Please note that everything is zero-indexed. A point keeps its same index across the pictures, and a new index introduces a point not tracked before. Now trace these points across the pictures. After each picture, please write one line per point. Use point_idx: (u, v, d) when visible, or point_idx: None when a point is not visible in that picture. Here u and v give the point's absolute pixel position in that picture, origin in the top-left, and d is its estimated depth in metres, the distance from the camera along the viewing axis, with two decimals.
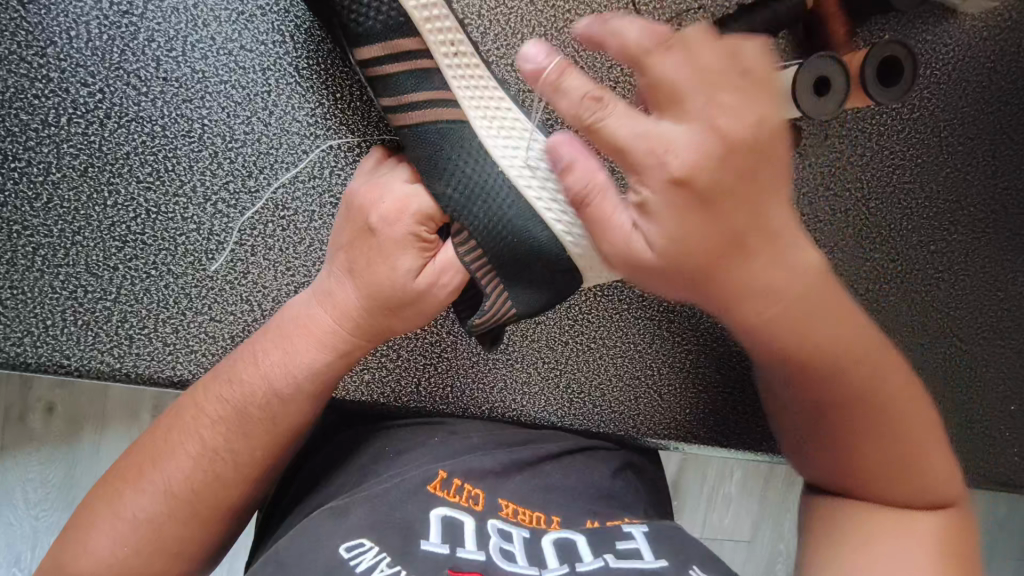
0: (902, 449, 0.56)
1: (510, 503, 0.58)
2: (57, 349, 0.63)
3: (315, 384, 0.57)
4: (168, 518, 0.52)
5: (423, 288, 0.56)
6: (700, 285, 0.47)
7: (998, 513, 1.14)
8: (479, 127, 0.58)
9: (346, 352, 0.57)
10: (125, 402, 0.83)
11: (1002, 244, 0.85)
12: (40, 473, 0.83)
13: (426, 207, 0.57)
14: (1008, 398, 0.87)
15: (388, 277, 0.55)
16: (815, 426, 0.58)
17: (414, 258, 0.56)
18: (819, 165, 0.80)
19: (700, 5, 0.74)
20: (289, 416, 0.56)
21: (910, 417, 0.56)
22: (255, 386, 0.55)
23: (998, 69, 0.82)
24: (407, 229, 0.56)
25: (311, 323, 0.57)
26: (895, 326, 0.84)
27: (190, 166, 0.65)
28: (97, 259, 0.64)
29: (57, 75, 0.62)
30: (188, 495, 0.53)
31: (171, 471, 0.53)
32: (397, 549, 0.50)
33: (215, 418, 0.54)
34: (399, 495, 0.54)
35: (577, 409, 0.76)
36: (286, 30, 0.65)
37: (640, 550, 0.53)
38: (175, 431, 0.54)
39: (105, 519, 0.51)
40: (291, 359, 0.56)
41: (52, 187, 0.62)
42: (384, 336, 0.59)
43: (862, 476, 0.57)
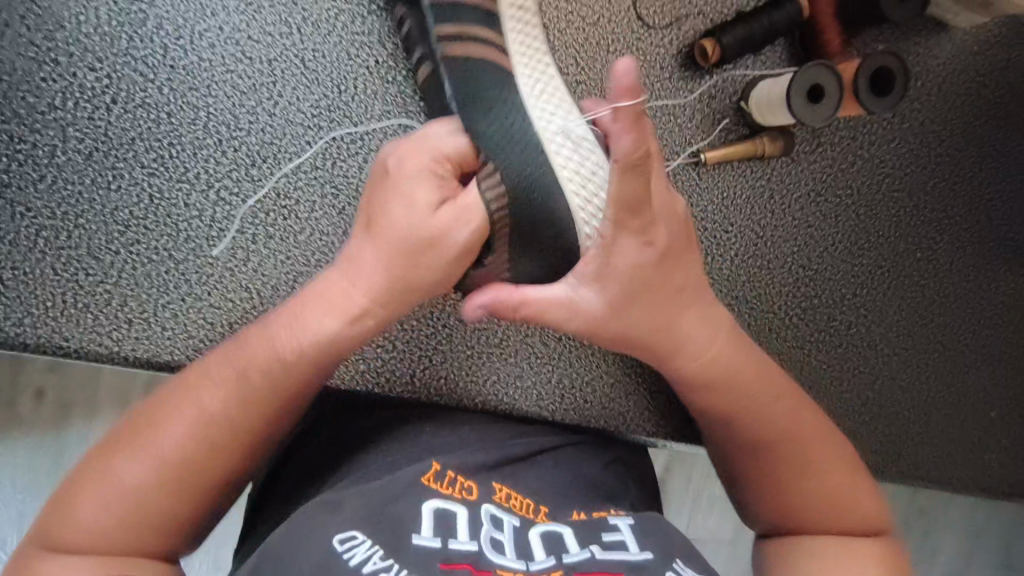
0: (819, 483, 0.60)
1: (503, 488, 0.59)
2: (56, 331, 0.63)
3: (327, 354, 0.57)
4: (158, 490, 0.51)
5: (442, 231, 0.57)
6: (642, 323, 0.59)
7: (978, 519, 1.17)
8: (521, 81, 0.61)
9: (360, 318, 0.57)
10: (117, 385, 0.84)
11: (985, 254, 0.88)
12: (32, 456, 0.83)
13: (455, 150, 0.59)
14: (988, 406, 0.90)
15: (408, 215, 0.56)
16: (751, 463, 0.62)
17: (432, 199, 0.57)
18: (810, 172, 0.82)
19: (699, 11, 0.76)
20: (298, 381, 0.56)
21: (822, 453, 0.61)
22: (258, 351, 0.56)
23: (987, 84, 0.85)
24: (428, 167, 0.58)
25: (332, 289, 0.58)
26: (881, 330, 0.85)
27: (194, 153, 0.65)
28: (99, 242, 0.64)
29: (65, 60, 0.62)
30: (182, 458, 0.52)
31: (167, 438, 0.52)
32: (390, 546, 0.50)
33: (219, 381, 0.54)
34: (393, 492, 0.55)
35: (568, 404, 0.78)
36: (293, 23, 0.67)
37: (626, 542, 0.55)
38: (178, 397, 0.54)
39: (94, 484, 0.50)
40: (304, 325, 0.56)
41: (57, 169, 0.63)
42: (409, 301, 0.59)
43: (796, 508, 0.59)
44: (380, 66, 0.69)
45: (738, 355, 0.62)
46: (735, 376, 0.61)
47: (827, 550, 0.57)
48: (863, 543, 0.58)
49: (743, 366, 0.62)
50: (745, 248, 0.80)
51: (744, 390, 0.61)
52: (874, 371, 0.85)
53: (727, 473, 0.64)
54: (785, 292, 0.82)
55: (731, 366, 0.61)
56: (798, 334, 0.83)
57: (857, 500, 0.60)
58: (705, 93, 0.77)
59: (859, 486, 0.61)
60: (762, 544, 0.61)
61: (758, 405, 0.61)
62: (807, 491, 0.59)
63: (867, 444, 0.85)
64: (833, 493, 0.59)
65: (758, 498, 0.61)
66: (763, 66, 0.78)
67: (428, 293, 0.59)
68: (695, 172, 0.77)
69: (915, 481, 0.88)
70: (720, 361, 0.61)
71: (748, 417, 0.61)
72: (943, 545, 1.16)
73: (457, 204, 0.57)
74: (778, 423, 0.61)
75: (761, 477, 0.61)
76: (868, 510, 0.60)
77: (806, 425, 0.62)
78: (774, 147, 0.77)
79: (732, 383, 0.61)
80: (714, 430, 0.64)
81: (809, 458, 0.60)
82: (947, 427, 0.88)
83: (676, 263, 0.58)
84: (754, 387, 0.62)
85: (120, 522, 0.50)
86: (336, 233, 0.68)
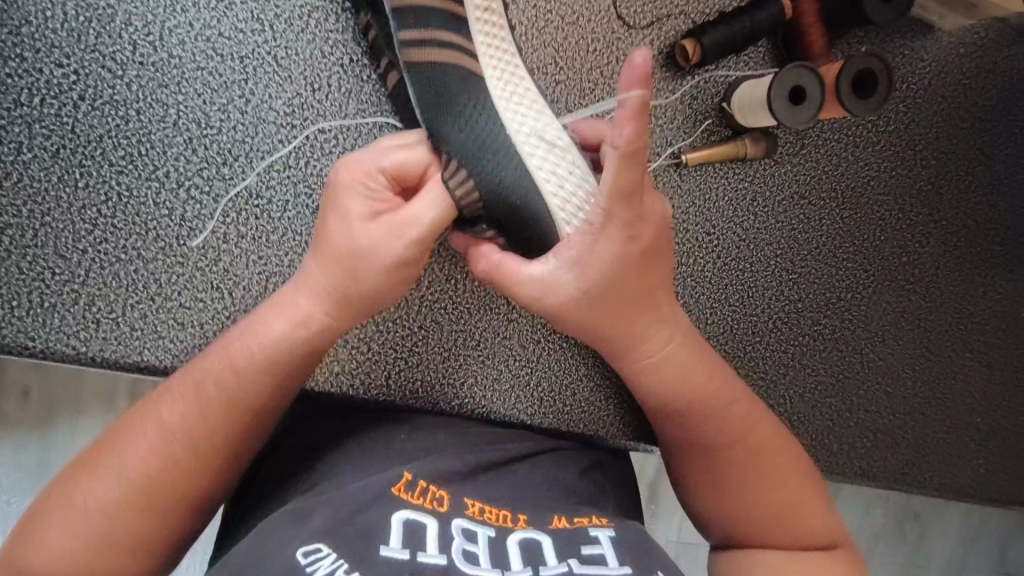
0: (771, 496, 0.59)
1: (475, 503, 0.57)
2: (22, 330, 0.62)
3: (284, 363, 0.55)
4: (124, 507, 0.49)
5: (369, 250, 0.55)
6: (609, 313, 0.58)
7: (971, 524, 1.16)
8: (493, 86, 0.57)
9: (316, 327, 0.56)
10: (101, 386, 0.82)
11: (973, 258, 0.87)
12: (12, 458, 0.81)
13: (395, 163, 0.57)
14: (975, 411, 0.89)
15: (341, 230, 0.56)
16: (705, 469, 0.62)
17: (370, 212, 0.56)
18: (794, 174, 0.81)
19: (681, 11, 0.75)
20: (255, 395, 0.54)
21: (777, 464, 0.61)
22: (218, 366, 0.54)
23: (973, 86, 0.84)
24: (363, 179, 0.56)
25: (289, 300, 0.57)
26: (866, 334, 0.84)
27: (164, 151, 0.65)
28: (66, 241, 0.63)
29: (31, 55, 0.61)
30: (148, 477, 0.50)
31: (130, 453, 0.51)
32: (357, 556, 0.48)
33: (178, 400, 0.53)
34: (358, 506, 0.53)
35: (546, 407, 0.77)
36: (265, 19, 0.66)
37: (605, 557, 0.53)
38: (139, 415, 0.53)
39: (60, 508, 0.49)
40: (259, 332, 0.55)
41: (23, 167, 0.62)
42: (362, 311, 0.58)
43: (748, 518, 0.59)
44: (355, 64, 0.68)
45: (698, 364, 0.62)
46: (689, 380, 0.61)
47: (777, 562, 0.57)
48: (811, 558, 0.57)
49: (698, 371, 0.62)
50: (728, 251, 0.79)
51: (698, 398, 0.61)
52: (857, 376, 0.84)
53: (680, 479, 0.64)
54: (768, 296, 0.81)
55: (687, 370, 0.61)
56: (781, 338, 0.82)
57: (809, 514, 0.59)
58: (688, 92, 0.76)
59: (813, 501, 0.60)
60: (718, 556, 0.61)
61: (712, 411, 0.61)
62: (760, 503, 0.59)
63: (851, 450, 0.84)
64: (784, 507, 0.59)
65: (712, 505, 0.61)
66: (745, 66, 0.77)
67: (380, 301, 0.58)
68: (677, 174, 0.77)
69: (900, 487, 0.87)
70: (681, 365, 0.61)
71: (702, 421, 0.61)
72: (935, 551, 1.14)
73: (389, 220, 0.55)
74: (734, 430, 0.61)
75: (715, 485, 0.61)
76: (820, 525, 0.59)
77: (760, 436, 0.62)
78: (756, 150, 0.76)
79: (687, 386, 0.61)
80: (670, 433, 0.64)
81: (765, 470, 0.60)
82: (933, 433, 0.87)
83: (651, 267, 0.58)
84: (713, 401, 0.61)
85: (88, 544, 0.48)
86: (310, 233, 0.67)
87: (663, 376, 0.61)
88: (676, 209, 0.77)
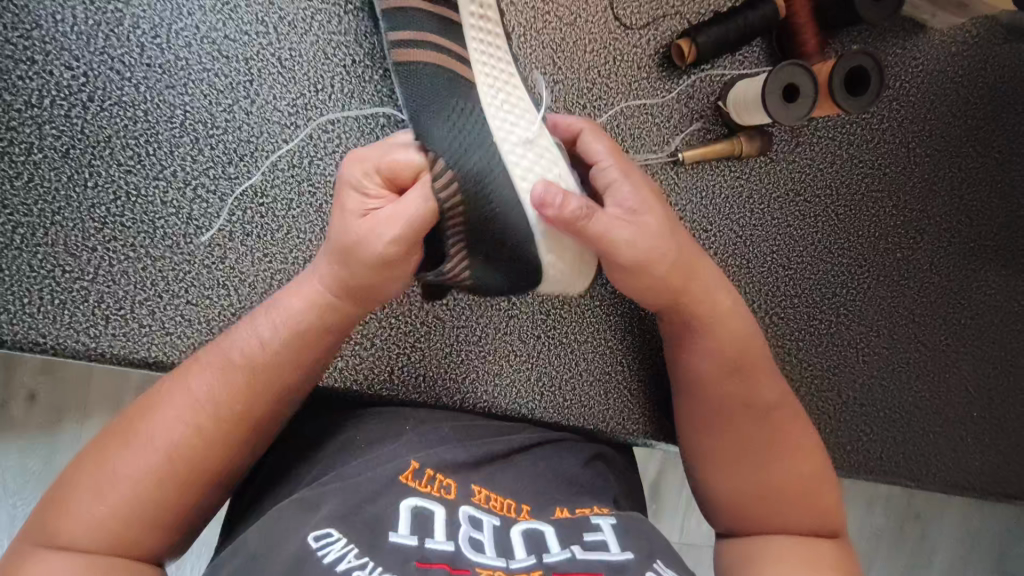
0: (790, 474, 0.61)
1: (483, 488, 0.59)
2: (33, 327, 0.63)
3: (306, 340, 0.57)
4: (152, 480, 0.50)
5: (365, 242, 0.54)
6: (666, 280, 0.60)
7: (975, 521, 1.16)
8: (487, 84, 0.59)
9: (331, 307, 0.57)
10: (107, 390, 0.83)
11: (967, 252, 0.88)
12: (21, 461, 0.82)
13: (393, 161, 0.56)
14: (970, 405, 0.90)
15: (340, 224, 0.56)
16: (732, 438, 0.63)
17: (364, 210, 0.56)
18: (788, 172, 0.82)
19: (676, 12, 0.76)
20: (277, 367, 0.55)
21: (796, 444, 0.63)
22: (244, 336, 0.56)
23: (965, 84, 0.85)
24: (360, 173, 0.56)
25: (304, 284, 0.58)
26: (863, 328, 0.86)
27: (170, 151, 0.66)
28: (76, 239, 0.64)
29: (41, 58, 0.63)
30: (173, 452, 0.50)
31: (160, 427, 0.51)
32: (365, 543, 0.50)
33: (205, 369, 0.54)
34: (375, 488, 0.54)
35: (548, 402, 0.77)
36: (269, 22, 0.67)
37: (607, 542, 0.54)
38: (167, 390, 0.53)
39: (88, 479, 0.49)
40: (288, 306, 0.57)
41: (33, 167, 0.63)
42: (363, 299, 0.58)
43: (765, 495, 0.61)
44: (357, 65, 0.69)
45: (742, 329, 0.65)
46: (718, 350, 0.63)
47: (772, 544, 0.59)
48: (818, 542, 0.59)
49: (742, 337, 0.64)
50: (726, 247, 0.81)
51: (740, 360, 0.64)
52: (853, 371, 0.86)
53: (692, 455, 0.67)
54: (765, 292, 0.82)
55: (712, 342, 0.64)
56: (778, 334, 0.83)
57: (822, 498, 0.61)
58: (683, 91, 0.77)
59: (825, 488, 0.62)
60: (722, 541, 0.63)
61: (741, 381, 0.63)
62: (783, 478, 0.61)
63: (849, 444, 0.85)
64: (801, 487, 0.61)
65: (724, 478, 0.63)
66: (740, 65, 0.79)
67: (381, 288, 0.58)
68: (673, 172, 0.78)
69: (898, 481, 0.87)
70: (732, 327, 0.64)
71: (725, 389, 0.63)
72: (938, 547, 1.15)
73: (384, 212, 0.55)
74: (753, 401, 0.63)
75: (725, 459, 0.63)
76: (829, 511, 0.61)
77: (785, 412, 0.64)
78: (751, 148, 0.78)
79: (718, 356, 0.63)
80: (694, 405, 0.66)
81: (790, 447, 0.63)
82: (930, 427, 0.88)
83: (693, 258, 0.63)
84: (753, 367, 0.64)
85: (116, 514, 0.48)
86: (313, 231, 0.69)
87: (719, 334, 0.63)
88: (675, 205, 0.78)
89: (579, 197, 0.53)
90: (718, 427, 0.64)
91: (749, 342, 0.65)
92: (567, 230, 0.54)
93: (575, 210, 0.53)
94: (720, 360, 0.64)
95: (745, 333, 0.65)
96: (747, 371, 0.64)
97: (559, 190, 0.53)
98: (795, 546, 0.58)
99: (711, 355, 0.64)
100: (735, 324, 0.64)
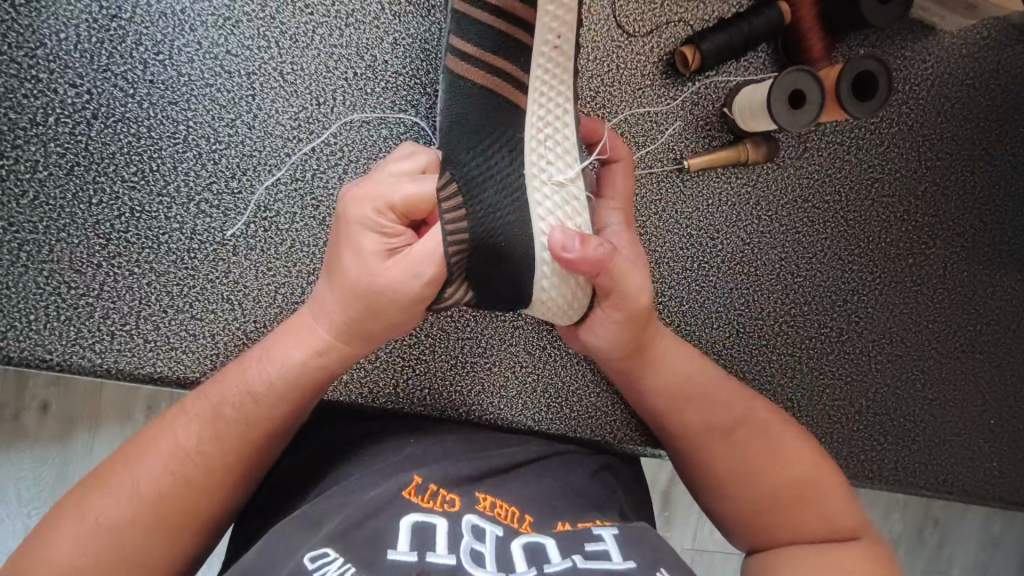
0: (785, 483, 0.62)
1: (487, 497, 0.58)
2: (39, 343, 0.63)
3: (300, 389, 0.56)
4: (133, 524, 0.49)
5: (395, 279, 0.54)
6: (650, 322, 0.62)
7: (993, 530, 1.14)
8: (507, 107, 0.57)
9: (326, 353, 0.57)
10: (118, 403, 0.82)
11: (980, 257, 0.86)
12: (33, 472, 0.81)
13: (407, 197, 0.54)
14: (988, 413, 0.88)
15: (359, 263, 0.54)
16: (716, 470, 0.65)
17: (381, 248, 0.55)
18: (797, 178, 0.81)
19: (680, 18, 0.76)
20: (268, 415, 0.55)
21: (782, 455, 0.64)
22: (234, 387, 0.55)
23: (976, 86, 0.84)
24: (373, 211, 0.54)
25: (301, 330, 0.58)
26: (875, 334, 0.84)
27: (174, 167, 0.66)
28: (81, 255, 0.65)
29: (46, 76, 0.63)
30: (159, 498, 0.50)
31: (141, 473, 0.51)
32: (362, 560, 0.49)
33: (194, 420, 0.54)
34: (375, 503, 0.54)
35: (554, 413, 0.77)
36: (271, 36, 0.68)
37: (609, 551, 0.53)
38: (150, 438, 0.53)
39: (68, 523, 0.49)
40: (274, 354, 0.56)
41: (39, 184, 0.64)
42: (374, 336, 0.58)
43: (761, 507, 0.62)
44: (359, 77, 0.69)
45: (688, 367, 0.68)
46: (668, 383, 0.66)
47: (796, 556, 0.59)
48: (833, 544, 0.59)
49: (689, 375, 0.67)
50: (734, 255, 0.80)
51: (692, 394, 0.67)
52: (866, 379, 0.84)
53: (695, 484, 0.67)
54: (774, 301, 0.81)
55: (665, 375, 0.66)
56: (787, 342, 0.82)
57: (824, 501, 0.62)
58: (689, 99, 0.77)
59: (830, 488, 0.63)
60: (748, 563, 0.63)
61: (702, 408, 0.66)
62: (777, 491, 0.62)
63: (863, 453, 0.84)
64: (799, 494, 0.62)
65: (721, 503, 0.64)
66: (745, 71, 0.78)
67: (401, 323, 0.58)
68: (679, 180, 0.77)
69: (915, 491, 0.86)
70: (677, 367, 0.67)
71: (687, 420, 0.66)
72: (959, 555, 1.13)
73: (413, 249, 0.54)
74: (718, 422, 0.65)
75: (719, 481, 0.64)
76: (837, 513, 0.61)
77: (758, 429, 0.66)
78: (757, 155, 0.77)
79: (668, 391, 0.67)
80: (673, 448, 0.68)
81: (776, 460, 0.64)
82: (946, 435, 0.87)
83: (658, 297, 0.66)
84: (706, 395, 0.67)
85: (96, 560, 0.48)
86: (318, 245, 0.69)
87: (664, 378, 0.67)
88: (680, 214, 0.78)
89: (596, 240, 0.54)
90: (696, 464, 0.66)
91: (700, 378, 0.68)
92: (590, 272, 0.54)
93: (598, 251, 0.53)
94: (672, 402, 0.67)
95: (690, 371, 0.68)
96: (704, 403, 0.66)
97: (577, 234, 0.53)
98: (810, 553, 0.58)
99: (664, 399, 0.67)
100: (681, 368, 0.67)
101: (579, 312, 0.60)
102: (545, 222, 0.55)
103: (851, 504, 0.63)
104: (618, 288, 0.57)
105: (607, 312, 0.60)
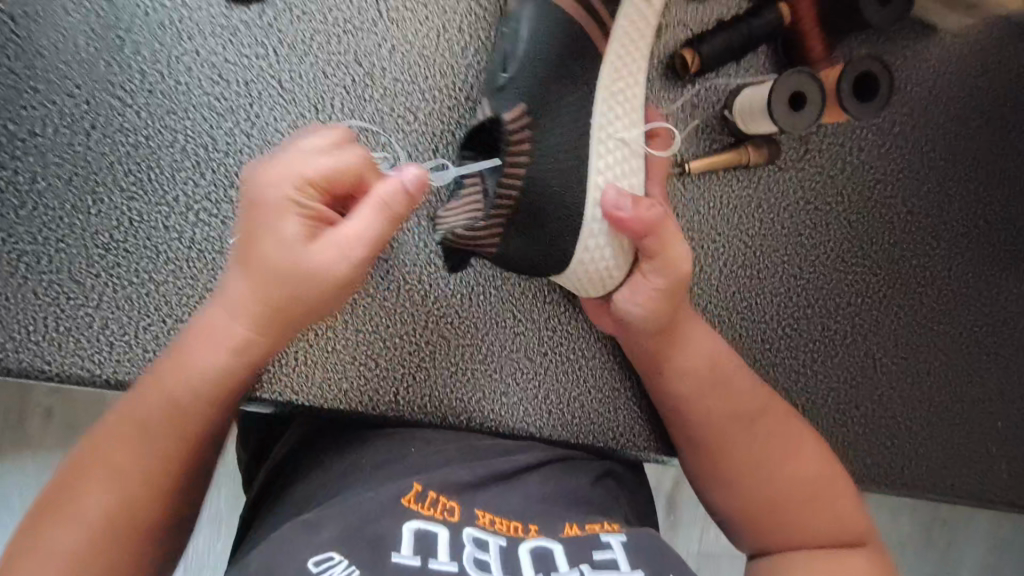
0: (794, 482, 0.63)
1: (486, 514, 0.57)
2: (39, 354, 0.63)
3: (226, 390, 0.55)
4: (92, 553, 0.48)
5: (323, 263, 0.52)
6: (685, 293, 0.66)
7: (1005, 533, 1.13)
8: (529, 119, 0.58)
9: (249, 349, 0.55)
10: None
11: (986, 258, 0.86)
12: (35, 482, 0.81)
13: (325, 174, 0.53)
14: (995, 415, 0.87)
15: (281, 248, 0.52)
16: (729, 458, 0.66)
17: (298, 231, 0.53)
18: (798, 181, 0.80)
19: (679, 22, 0.75)
20: (193, 419, 0.54)
21: (793, 453, 0.65)
22: (175, 392, 0.53)
23: (978, 85, 0.83)
24: (292, 191, 0.52)
25: (216, 328, 0.55)
26: (879, 336, 0.83)
27: (172, 176, 0.66)
28: (80, 265, 0.64)
29: (44, 87, 0.64)
30: (109, 522, 0.49)
31: (90, 502, 0.50)
32: (369, 561, 0.49)
33: (123, 438, 0.52)
34: (376, 510, 0.54)
35: (556, 419, 0.75)
36: (269, 44, 0.67)
37: (617, 561, 0.53)
38: (96, 464, 0.51)
39: (25, 561, 0.47)
40: (186, 368, 0.54)
41: (37, 196, 0.64)
42: (296, 324, 0.56)
43: (768, 507, 0.63)
44: (357, 85, 0.69)
45: (714, 353, 0.68)
46: (694, 368, 0.67)
47: (807, 557, 0.60)
48: (837, 548, 0.61)
49: (714, 360, 0.68)
50: (736, 258, 0.79)
51: (716, 380, 0.67)
52: (871, 382, 0.83)
53: (700, 476, 0.68)
54: (777, 304, 0.81)
55: (687, 361, 0.67)
56: (791, 345, 0.81)
57: (832, 504, 0.63)
58: (689, 102, 0.76)
59: (838, 492, 0.64)
60: (752, 563, 0.64)
61: (723, 395, 0.67)
62: (785, 490, 0.63)
63: (868, 456, 0.83)
64: (807, 495, 0.63)
65: (728, 498, 0.65)
66: (745, 74, 0.78)
67: (326, 307, 0.56)
68: (679, 183, 0.77)
69: (920, 494, 0.85)
70: (704, 351, 0.68)
71: (708, 405, 0.67)
72: (967, 558, 1.12)
73: (340, 230, 0.52)
74: (738, 412, 0.66)
75: (732, 474, 0.65)
76: (846, 519, 0.62)
77: (775, 423, 0.67)
78: (759, 156, 0.76)
79: (694, 377, 0.67)
80: (684, 432, 0.68)
81: (786, 458, 0.65)
82: (953, 438, 0.86)
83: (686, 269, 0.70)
84: (730, 381, 0.67)
85: None
86: None
87: (689, 363, 0.67)
88: (681, 218, 0.77)
89: (648, 203, 0.62)
90: (709, 450, 0.67)
91: (725, 365, 0.68)
92: (638, 233, 0.61)
93: (650, 212, 0.61)
94: (694, 386, 0.67)
95: (716, 356, 0.68)
96: (727, 390, 0.67)
97: (630, 196, 0.61)
98: (812, 556, 0.60)
99: (686, 382, 0.67)
100: (708, 351, 0.68)
101: (619, 278, 0.65)
102: (602, 180, 0.63)
103: (858, 508, 0.64)
104: (663, 251, 0.62)
105: (646, 278, 0.63)
